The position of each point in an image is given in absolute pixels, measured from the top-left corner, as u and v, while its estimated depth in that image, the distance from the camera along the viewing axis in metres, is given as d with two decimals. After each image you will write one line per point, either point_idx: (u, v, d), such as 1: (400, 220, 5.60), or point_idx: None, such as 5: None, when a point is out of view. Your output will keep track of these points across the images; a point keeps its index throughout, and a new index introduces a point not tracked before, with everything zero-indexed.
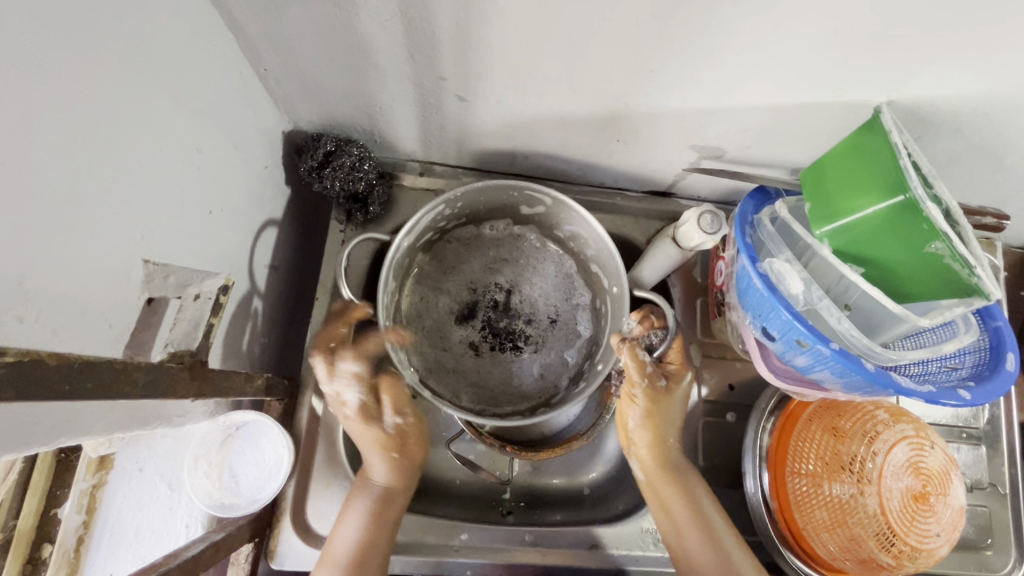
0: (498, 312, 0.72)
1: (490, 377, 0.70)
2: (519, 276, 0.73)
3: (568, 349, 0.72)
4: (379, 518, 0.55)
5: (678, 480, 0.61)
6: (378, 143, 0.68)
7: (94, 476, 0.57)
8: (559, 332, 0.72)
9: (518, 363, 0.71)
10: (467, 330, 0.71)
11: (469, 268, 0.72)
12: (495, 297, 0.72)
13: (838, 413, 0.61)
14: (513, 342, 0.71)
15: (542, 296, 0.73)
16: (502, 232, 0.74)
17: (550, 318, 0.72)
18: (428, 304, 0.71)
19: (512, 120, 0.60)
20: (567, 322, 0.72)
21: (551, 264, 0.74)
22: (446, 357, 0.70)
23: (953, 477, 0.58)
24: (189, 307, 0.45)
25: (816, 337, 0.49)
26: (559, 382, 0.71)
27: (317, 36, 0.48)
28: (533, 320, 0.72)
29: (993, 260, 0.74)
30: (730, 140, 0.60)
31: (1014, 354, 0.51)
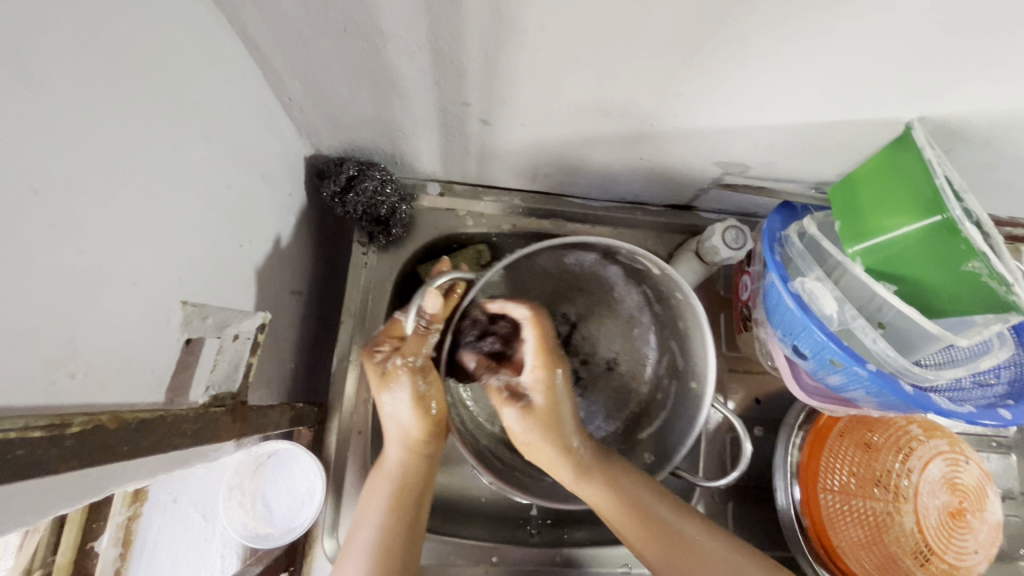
0: (558, 344, 0.71)
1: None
2: (588, 312, 0.71)
3: (618, 402, 0.71)
4: (400, 500, 0.54)
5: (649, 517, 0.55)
6: (399, 165, 0.68)
7: (128, 508, 0.52)
8: (614, 380, 0.71)
9: None
10: None
11: (540, 291, 0.70)
12: (559, 328, 0.71)
13: (868, 427, 0.61)
14: None
15: (604, 340, 0.72)
16: (590, 264, 0.68)
17: (607, 363, 0.71)
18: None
19: (534, 141, 0.60)
20: (625, 372, 0.71)
21: (627, 307, 0.70)
22: None
23: (990, 492, 0.58)
24: (228, 348, 0.46)
25: (851, 358, 0.49)
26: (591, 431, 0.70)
27: (344, 67, 0.48)
28: (588, 361, 0.71)
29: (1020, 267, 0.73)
30: (756, 157, 0.60)
31: None
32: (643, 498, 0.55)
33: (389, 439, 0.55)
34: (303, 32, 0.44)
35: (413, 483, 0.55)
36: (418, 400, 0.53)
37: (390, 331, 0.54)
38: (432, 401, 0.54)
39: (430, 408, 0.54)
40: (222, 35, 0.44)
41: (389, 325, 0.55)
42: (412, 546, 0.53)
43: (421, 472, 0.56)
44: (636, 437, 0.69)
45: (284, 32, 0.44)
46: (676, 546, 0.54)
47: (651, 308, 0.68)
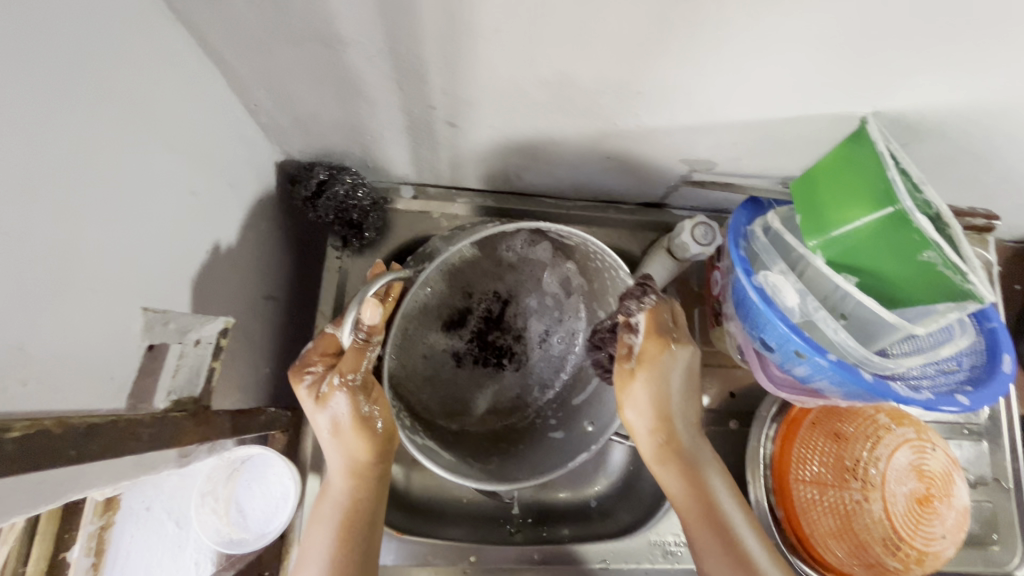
0: (490, 325, 0.71)
1: (464, 391, 0.71)
2: (519, 288, 0.72)
3: (550, 373, 0.72)
4: (348, 518, 0.53)
5: (697, 474, 0.55)
6: (371, 168, 0.68)
7: (100, 517, 0.52)
8: (547, 352, 0.72)
9: (501, 378, 0.72)
10: (454, 339, 0.70)
11: (471, 271, 0.70)
12: (490, 307, 0.71)
13: (839, 418, 0.62)
14: (499, 358, 0.71)
15: (536, 313, 0.72)
16: (520, 245, 0.70)
17: (540, 335, 0.72)
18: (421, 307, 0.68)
19: (503, 142, 0.61)
20: (560, 342, 0.72)
21: (554, 277, 0.72)
22: (426, 365, 0.69)
23: (956, 478, 0.59)
24: (190, 353, 0.46)
25: (813, 349, 0.49)
26: (530, 402, 0.72)
27: (307, 72, 0.49)
28: (523, 336, 0.72)
29: (984, 256, 0.75)
30: (720, 154, 0.61)
31: (1010, 356, 0.52)
32: (716, 495, 0.55)
33: (332, 464, 0.54)
34: (263, 39, 0.45)
35: (359, 510, 0.53)
36: (360, 421, 0.52)
37: (324, 347, 0.53)
38: (373, 416, 0.52)
39: (376, 428, 0.53)
40: (182, 44, 0.44)
41: (321, 339, 0.53)
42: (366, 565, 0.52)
43: (370, 494, 0.54)
44: (571, 401, 0.71)
45: (245, 40, 0.45)
46: (747, 573, 0.51)
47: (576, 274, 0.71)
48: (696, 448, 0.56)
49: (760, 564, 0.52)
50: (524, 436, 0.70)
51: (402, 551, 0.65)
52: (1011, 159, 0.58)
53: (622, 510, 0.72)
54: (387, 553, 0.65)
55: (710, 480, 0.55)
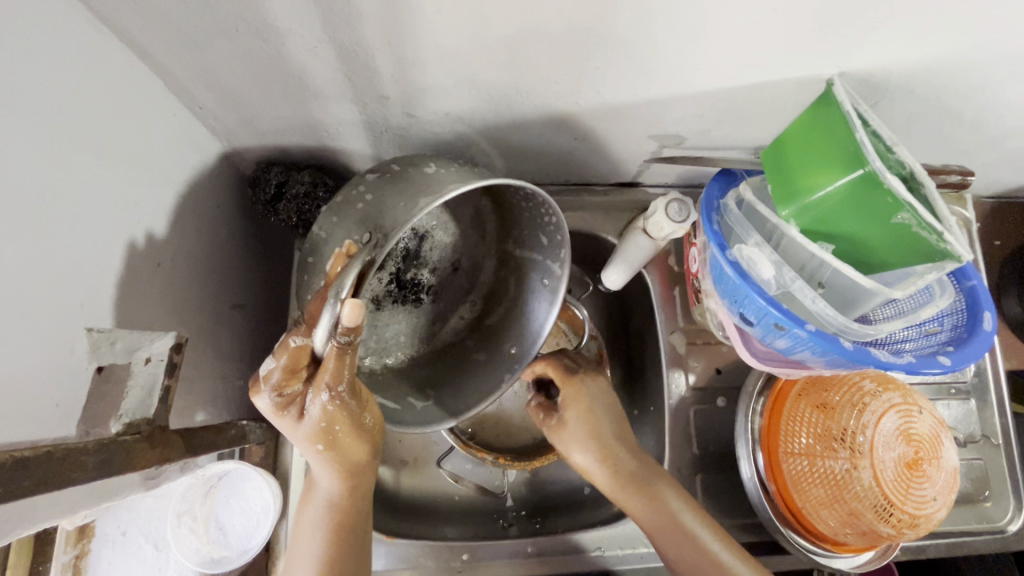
0: (407, 262, 0.67)
1: (386, 328, 0.66)
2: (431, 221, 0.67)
3: (461, 299, 0.70)
4: (348, 514, 0.51)
5: (643, 485, 0.59)
6: (332, 166, 0.66)
7: (75, 546, 0.50)
8: (461, 280, 0.70)
9: (418, 315, 0.69)
10: (373, 283, 0.65)
11: None
12: (407, 244, 0.66)
13: (825, 388, 0.62)
14: (416, 294, 0.68)
15: (448, 244, 0.69)
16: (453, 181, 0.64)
17: (451, 263, 0.69)
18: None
19: (465, 128, 0.59)
20: (470, 269, 0.70)
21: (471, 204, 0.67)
22: None
23: (944, 439, 0.58)
24: (140, 373, 0.42)
25: (791, 321, 0.48)
26: (445, 336, 0.70)
27: (250, 68, 0.47)
28: (433, 268, 0.69)
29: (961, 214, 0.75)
30: (687, 128, 0.59)
31: (990, 313, 0.52)
32: (672, 510, 0.58)
33: (319, 470, 0.49)
34: (195, 35, 0.42)
35: (354, 513, 0.51)
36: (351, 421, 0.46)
37: (291, 361, 0.42)
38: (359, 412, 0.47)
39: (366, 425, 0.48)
40: (109, 46, 0.41)
41: (283, 354, 0.42)
42: (363, 555, 0.53)
43: (362, 491, 0.52)
44: (485, 326, 0.70)
45: (176, 37, 0.42)
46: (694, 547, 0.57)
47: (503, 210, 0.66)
48: (635, 463, 0.60)
49: (705, 539, 0.57)
50: (447, 366, 0.68)
51: (394, 554, 0.64)
52: (981, 112, 0.58)
53: (615, 497, 0.69)
54: (377, 558, 0.64)
55: (660, 492, 0.58)
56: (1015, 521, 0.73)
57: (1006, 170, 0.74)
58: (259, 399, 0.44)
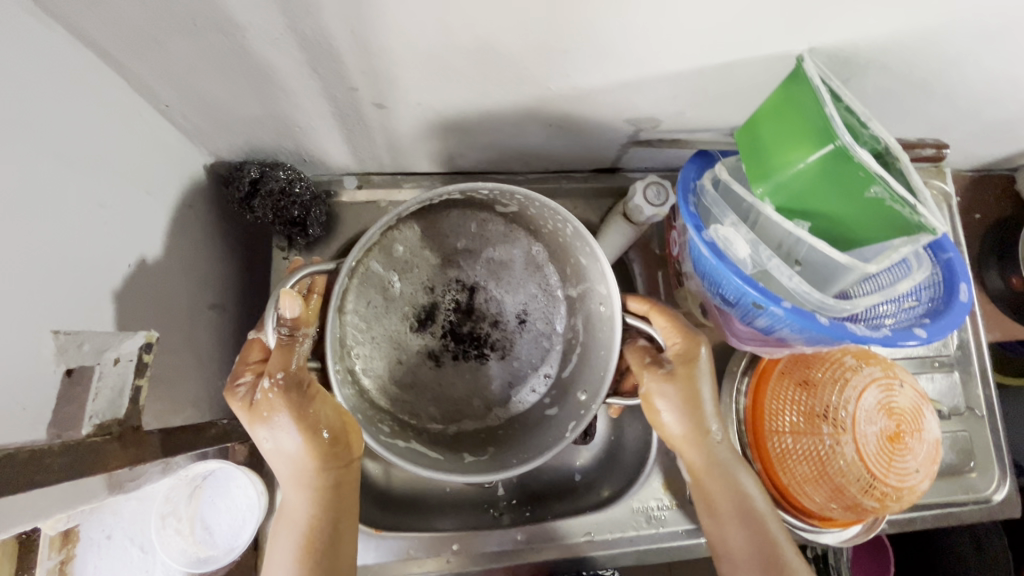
0: (461, 314, 0.72)
1: (449, 388, 0.71)
2: (484, 277, 0.72)
3: (536, 353, 0.73)
4: (313, 531, 0.50)
5: (722, 470, 0.58)
6: (307, 162, 0.66)
7: (60, 551, 0.45)
8: (530, 332, 0.73)
9: (484, 371, 0.72)
10: (426, 339, 0.71)
11: (428, 264, 0.71)
12: (457, 297, 0.72)
13: (807, 365, 0.62)
14: (479, 349, 0.72)
15: (509, 298, 0.73)
16: (496, 230, 0.72)
17: (517, 317, 0.73)
18: (384, 314, 0.68)
19: (439, 118, 0.59)
20: (538, 320, 0.73)
21: (520, 252, 0.72)
22: (404, 370, 0.69)
23: (925, 412, 0.59)
24: (110, 373, 0.42)
25: (766, 299, 0.48)
26: (524, 395, 0.72)
27: (213, 65, 0.46)
28: (499, 322, 0.72)
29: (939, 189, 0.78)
30: (662, 110, 0.59)
31: (966, 285, 0.52)
32: (747, 491, 0.57)
33: (283, 477, 0.51)
34: (153, 31, 0.42)
35: (323, 525, 0.51)
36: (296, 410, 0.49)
37: (247, 358, 0.52)
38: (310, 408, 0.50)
39: (320, 433, 0.50)
40: (65, 46, 0.41)
41: (248, 350, 0.53)
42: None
43: (328, 511, 0.51)
44: (563, 378, 0.71)
45: (134, 34, 0.42)
46: (759, 536, 0.55)
47: (538, 240, 0.71)
48: (716, 445, 0.58)
49: (772, 531, 0.55)
50: (519, 422, 0.71)
51: (384, 547, 0.64)
52: (954, 85, 0.57)
53: (605, 481, 0.72)
54: (366, 552, 0.64)
55: (734, 477, 0.58)
56: (1000, 491, 0.74)
57: (984, 143, 0.74)
58: (232, 401, 0.50)
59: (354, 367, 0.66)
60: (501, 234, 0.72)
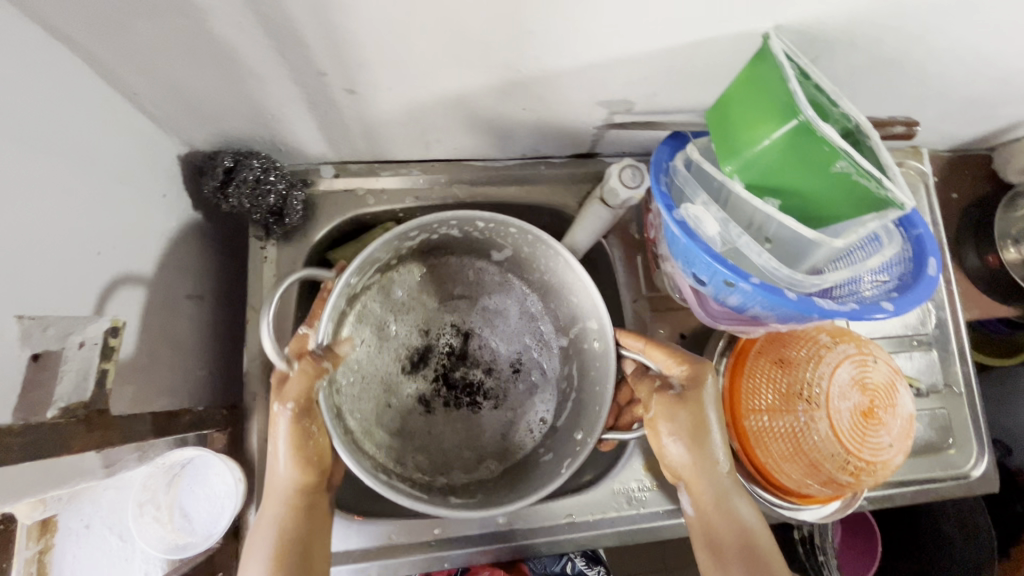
0: (454, 360, 0.77)
1: (440, 436, 0.74)
2: (478, 324, 0.79)
3: (526, 399, 0.77)
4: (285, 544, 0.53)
5: (727, 505, 0.56)
6: (283, 150, 0.66)
7: (37, 542, 0.43)
8: (523, 380, 0.77)
9: (477, 418, 0.76)
10: (420, 383, 0.75)
11: (425, 312, 0.77)
12: (452, 341, 0.78)
13: (783, 344, 0.62)
14: (472, 396, 0.76)
15: (501, 345, 0.79)
16: (490, 278, 0.79)
17: (511, 365, 0.78)
18: (378, 355, 0.73)
19: (412, 103, 0.59)
20: (530, 368, 0.78)
21: (512, 304, 0.79)
22: (393, 415, 0.73)
23: (899, 387, 0.59)
24: (76, 357, 0.44)
25: (735, 275, 0.48)
26: (520, 439, 0.76)
27: (179, 50, 0.46)
28: (493, 369, 0.78)
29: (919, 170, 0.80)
30: (634, 91, 0.59)
31: (934, 259, 0.53)
32: (752, 529, 0.55)
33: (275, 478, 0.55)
34: (116, 15, 0.41)
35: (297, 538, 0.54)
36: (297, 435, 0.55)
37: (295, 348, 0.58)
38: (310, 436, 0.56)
39: (310, 460, 0.56)
40: (26, 30, 0.40)
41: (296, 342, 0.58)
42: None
43: (302, 526, 0.55)
44: (557, 428, 0.75)
45: (96, 17, 0.41)
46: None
47: (530, 294, 0.79)
48: (724, 479, 0.57)
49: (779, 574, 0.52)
50: (514, 467, 0.74)
51: (367, 533, 0.64)
52: (924, 61, 0.58)
53: (586, 467, 0.72)
54: (350, 538, 0.64)
55: (740, 514, 0.56)
56: (978, 466, 0.75)
57: (959, 121, 0.74)
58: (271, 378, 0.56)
59: (342, 407, 0.67)
60: (494, 279, 0.79)
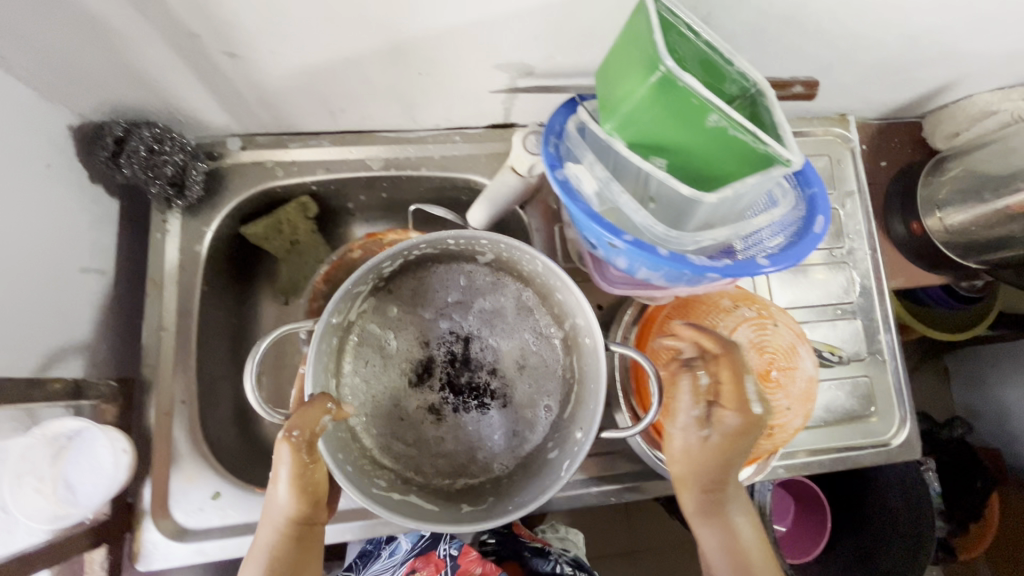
0: (456, 367, 0.77)
1: (454, 441, 0.74)
2: (476, 327, 0.78)
3: (534, 395, 0.75)
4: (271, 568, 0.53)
5: (724, 520, 0.53)
6: (184, 122, 0.64)
7: None
8: (528, 375, 0.76)
9: (485, 418, 0.75)
10: (426, 394, 0.76)
11: (419, 322, 0.78)
12: (452, 348, 0.78)
13: (688, 311, 0.62)
14: (479, 397, 0.76)
15: (503, 345, 0.78)
16: (483, 279, 0.78)
17: (514, 362, 0.76)
18: (383, 370, 0.74)
19: (302, 70, 0.57)
20: (535, 362, 0.76)
21: (510, 300, 0.77)
22: (406, 427, 0.73)
23: (800, 350, 0.59)
24: None
25: (609, 233, 0.48)
26: (529, 434, 0.73)
27: (31, 11, 0.44)
28: (496, 369, 0.77)
29: (851, 145, 0.80)
30: (529, 54, 0.58)
31: (823, 217, 0.53)
32: (745, 547, 0.53)
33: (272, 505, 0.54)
34: None
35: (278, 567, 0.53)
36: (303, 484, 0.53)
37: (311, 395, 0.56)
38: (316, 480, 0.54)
39: (311, 492, 0.54)
40: None
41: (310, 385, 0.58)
42: None
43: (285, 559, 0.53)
44: (565, 426, 0.72)
45: None
46: None
47: (528, 288, 0.76)
48: (723, 497, 0.53)
49: None
50: (525, 467, 0.71)
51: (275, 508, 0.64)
52: (822, 18, 0.57)
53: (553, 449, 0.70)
54: None
55: (734, 528, 0.53)
56: (899, 435, 0.75)
57: (880, 85, 0.73)
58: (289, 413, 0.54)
59: (357, 428, 0.70)
60: (487, 280, 0.78)
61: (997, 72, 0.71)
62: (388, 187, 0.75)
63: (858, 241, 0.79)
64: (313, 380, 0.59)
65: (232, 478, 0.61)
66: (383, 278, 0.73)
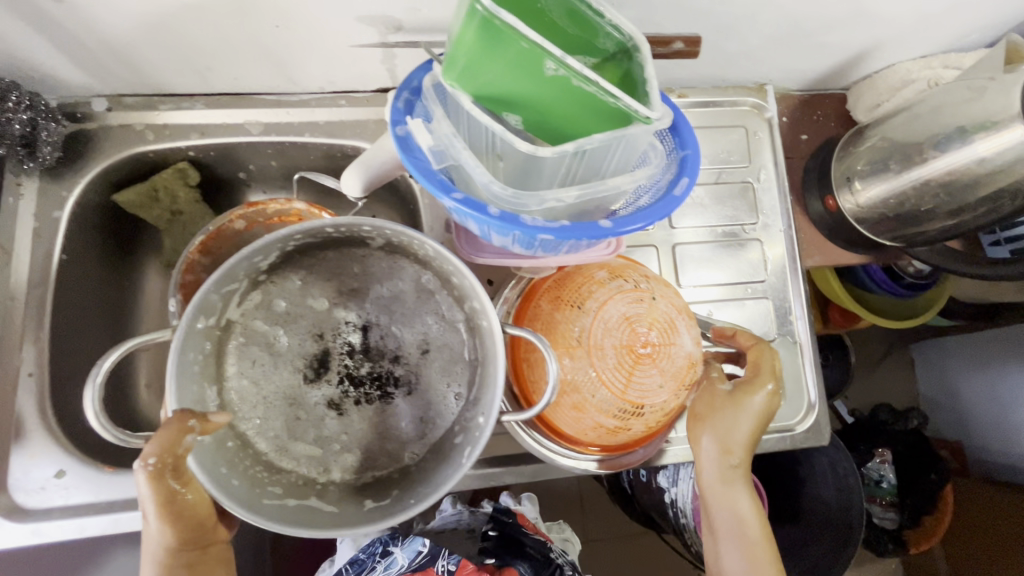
0: (356, 358, 0.65)
1: (358, 435, 0.63)
2: (374, 313, 0.66)
3: (441, 385, 0.64)
4: None
5: (732, 495, 0.55)
6: (36, 79, 0.60)
7: None
8: (434, 362, 0.64)
9: (390, 412, 0.64)
10: (325, 390, 0.64)
11: (310, 313, 0.65)
12: (349, 339, 0.65)
13: (564, 284, 0.59)
14: (382, 388, 0.64)
15: (406, 331, 0.66)
16: (379, 261, 0.65)
17: (419, 350, 0.65)
18: (273, 368, 0.62)
19: (143, 19, 0.53)
20: (440, 347, 0.65)
21: (408, 280, 0.65)
22: (303, 426, 0.62)
23: (677, 325, 0.55)
24: None
25: (438, 193, 0.45)
26: (440, 421, 0.63)
27: None
28: (399, 357, 0.65)
29: (767, 117, 0.76)
30: (389, 5, 0.54)
31: (687, 179, 0.49)
32: (749, 523, 0.55)
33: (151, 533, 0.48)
34: None
35: None
36: (173, 511, 0.48)
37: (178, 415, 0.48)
38: (190, 503, 0.49)
39: (191, 515, 0.49)
40: None
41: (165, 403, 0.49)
42: None
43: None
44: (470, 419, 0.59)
45: None
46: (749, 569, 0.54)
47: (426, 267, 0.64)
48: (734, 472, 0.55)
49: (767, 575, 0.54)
50: (432, 460, 0.60)
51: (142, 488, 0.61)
52: None
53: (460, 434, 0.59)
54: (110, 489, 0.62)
55: (740, 505, 0.55)
56: (805, 421, 0.72)
57: (791, 51, 0.69)
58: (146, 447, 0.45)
59: (248, 432, 0.59)
60: (382, 261, 0.65)
61: (912, 38, 0.67)
62: (274, 154, 0.71)
63: (773, 218, 0.76)
64: (175, 394, 0.50)
65: (79, 456, 0.59)
66: (262, 269, 0.60)
